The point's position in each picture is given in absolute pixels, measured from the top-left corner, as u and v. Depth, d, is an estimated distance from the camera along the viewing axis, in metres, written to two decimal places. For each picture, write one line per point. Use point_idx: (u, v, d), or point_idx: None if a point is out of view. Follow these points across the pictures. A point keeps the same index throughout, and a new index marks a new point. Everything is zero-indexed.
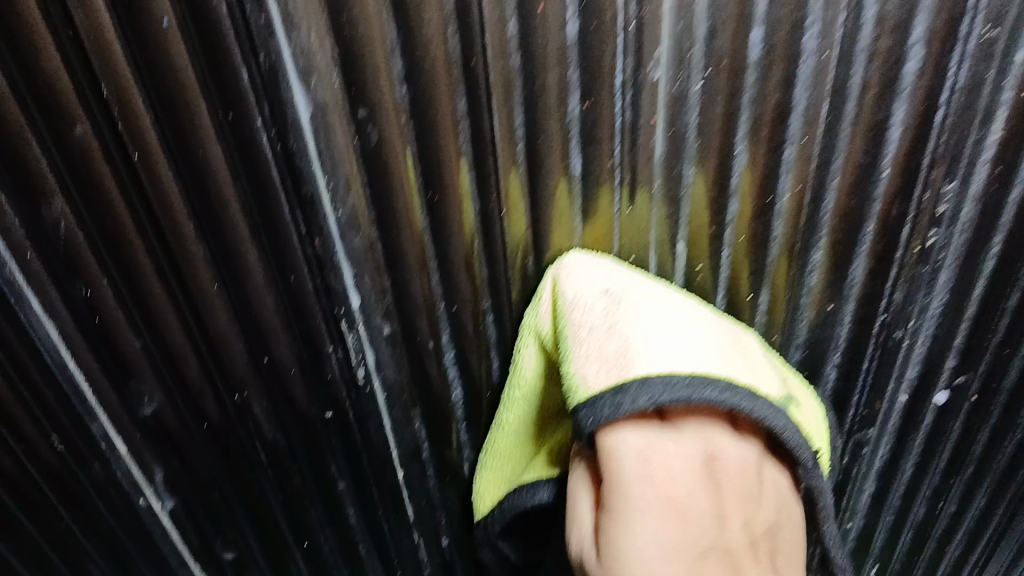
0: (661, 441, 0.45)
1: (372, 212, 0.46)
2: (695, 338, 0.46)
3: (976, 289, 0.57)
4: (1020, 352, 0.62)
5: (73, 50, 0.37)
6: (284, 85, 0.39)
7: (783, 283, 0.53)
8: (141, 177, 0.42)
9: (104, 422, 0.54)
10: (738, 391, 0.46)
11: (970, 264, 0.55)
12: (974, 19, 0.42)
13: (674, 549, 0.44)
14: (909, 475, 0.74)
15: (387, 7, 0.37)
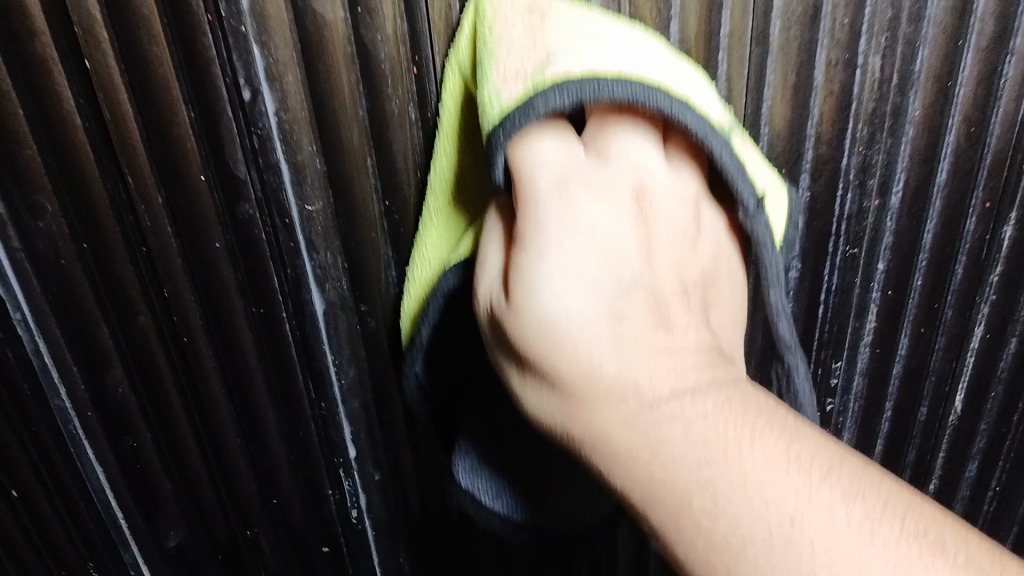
0: (588, 173, 0.39)
1: (368, 380, 0.58)
2: (634, 45, 0.40)
3: (877, 448, 0.67)
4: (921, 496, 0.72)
5: (143, 261, 0.48)
6: (305, 292, 0.51)
7: None
8: (186, 353, 0.52)
9: (135, 551, 0.62)
10: (673, 98, 0.39)
11: (868, 428, 0.65)
12: (836, 240, 0.54)
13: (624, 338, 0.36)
14: None
15: (385, 234, 0.50)
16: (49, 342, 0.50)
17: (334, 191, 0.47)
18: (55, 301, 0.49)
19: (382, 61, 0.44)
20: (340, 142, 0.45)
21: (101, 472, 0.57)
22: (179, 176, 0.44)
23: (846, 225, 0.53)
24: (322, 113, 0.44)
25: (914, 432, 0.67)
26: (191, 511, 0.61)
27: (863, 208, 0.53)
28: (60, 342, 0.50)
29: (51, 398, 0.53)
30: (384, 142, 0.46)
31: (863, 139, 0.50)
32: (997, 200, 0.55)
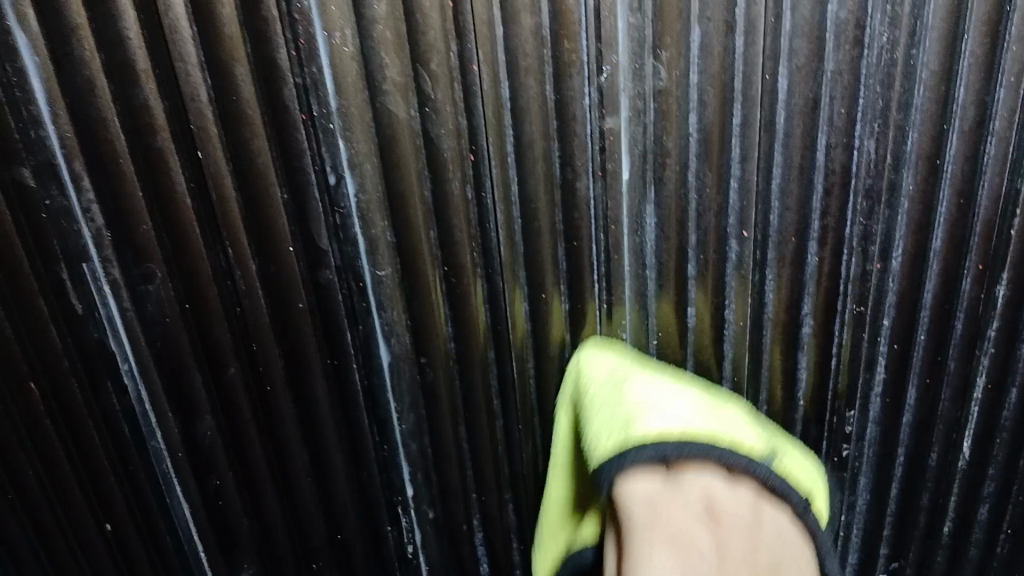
0: (664, 493, 0.49)
1: (426, 427, 0.63)
2: None
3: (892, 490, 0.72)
4: (939, 543, 0.76)
5: (236, 321, 0.55)
6: (374, 346, 0.58)
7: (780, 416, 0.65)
8: (267, 401, 0.59)
9: None
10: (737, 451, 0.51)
11: (884, 470, 0.71)
12: (844, 299, 0.61)
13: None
14: None
15: (444, 295, 0.57)
16: (148, 390, 0.57)
17: (401, 261, 0.54)
18: (156, 354, 0.56)
19: (445, 150, 0.50)
20: (407, 220, 0.52)
21: (187, 509, 0.63)
22: (271, 247, 0.52)
23: (853, 287, 0.60)
24: (393, 195, 0.51)
25: (927, 477, 0.71)
26: (264, 548, 0.67)
27: (867, 270, 0.59)
28: (159, 390, 0.57)
29: (149, 440, 0.60)
30: (445, 217, 0.53)
31: (862, 213, 0.57)
32: (990, 263, 0.61)
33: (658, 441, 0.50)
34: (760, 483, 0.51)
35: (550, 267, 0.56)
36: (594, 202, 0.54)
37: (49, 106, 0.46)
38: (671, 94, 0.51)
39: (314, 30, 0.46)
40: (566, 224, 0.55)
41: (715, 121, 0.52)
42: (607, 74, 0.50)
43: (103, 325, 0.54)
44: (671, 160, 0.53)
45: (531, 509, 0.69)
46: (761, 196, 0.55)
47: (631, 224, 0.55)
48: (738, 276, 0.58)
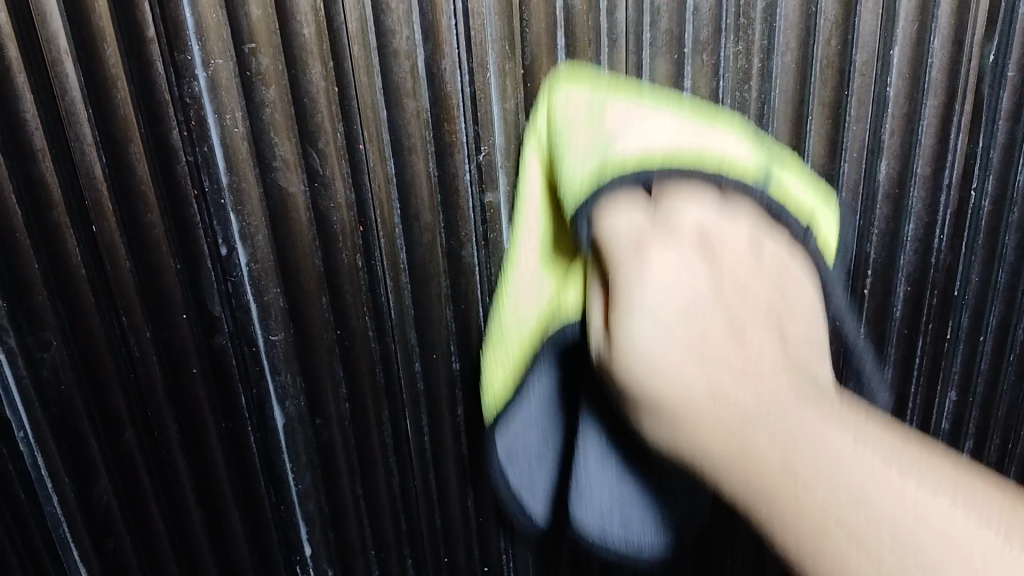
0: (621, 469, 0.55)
1: (322, 487, 0.65)
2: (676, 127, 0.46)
3: None
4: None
5: (132, 386, 0.56)
6: (269, 409, 0.60)
7: None
8: (163, 464, 0.60)
9: None
10: None
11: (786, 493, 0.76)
12: None
13: (712, 392, 0.35)
14: None
15: (338, 360, 0.59)
16: (45, 457, 0.57)
17: (294, 326, 0.57)
18: (52, 422, 0.56)
19: (334, 223, 0.53)
20: (299, 287, 0.55)
21: (85, 573, 0.62)
22: (166, 314, 0.54)
23: None
24: (286, 264, 0.54)
25: None
26: None
27: None
28: (55, 456, 0.57)
29: (45, 507, 0.59)
30: (336, 285, 0.56)
31: None
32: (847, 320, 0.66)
33: (607, 434, 0.55)
34: None
35: (439, 331, 0.60)
36: (478, 269, 0.58)
37: None
38: None
39: (205, 113, 0.49)
40: (452, 288, 0.58)
41: None
42: (485, 153, 0.53)
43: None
44: None
45: (428, 560, 0.71)
46: None
47: None
48: None
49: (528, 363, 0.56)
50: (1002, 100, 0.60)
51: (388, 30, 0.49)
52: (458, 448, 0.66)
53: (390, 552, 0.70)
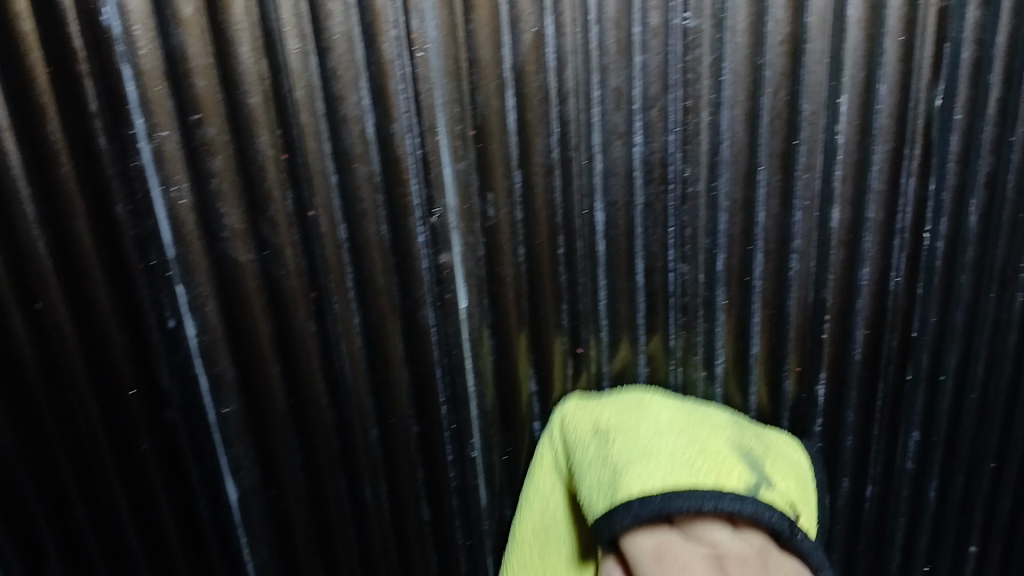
0: (671, 540, 0.51)
1: (279, 556, 0.63)
2: None
3: None
4: None
5: (80, 466, 0.55)
6: (222, 481, 0.59)
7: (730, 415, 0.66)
8: (114, 540, 0.58)
9: None
10: (729, 496, 0.52)
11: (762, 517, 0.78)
12: None
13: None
14: None
15: (292, 430, 0.58)
16: None
17: (247, 394, 0.56)
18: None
19: (286, 290, 0.52)
20: (251, 356, 0.54)
21: None
22: (114, 391, 0.53)
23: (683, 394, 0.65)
24: (235, 332, 0.53)
25: None
26: None
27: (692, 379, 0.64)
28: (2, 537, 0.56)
29: None
30: (289, 354, 0.55)
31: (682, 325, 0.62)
32: (805, 367, 0.66)
33: (641, 494, 0.52)
34: (769, 532, 0.52)
35: (396, 396, 0.58)
36: (434, 330, 0.57)
37: None
38: (500, 228, 0.54)
39: (150, 184, 0.47)
40: (408, 350, 0.57)
41: (542, 249, 0.56)
42: (438, 214, 0.52)
43: None
44: (507, 287, 0.57)
45: None
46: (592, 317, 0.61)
47: (471, 345, 0.59)
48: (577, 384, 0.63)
49: (585, 472, 0.57)
50: (950, 143, 0.61)
51: (335, 96, 0.48)
52: (421, 512, 0.65)
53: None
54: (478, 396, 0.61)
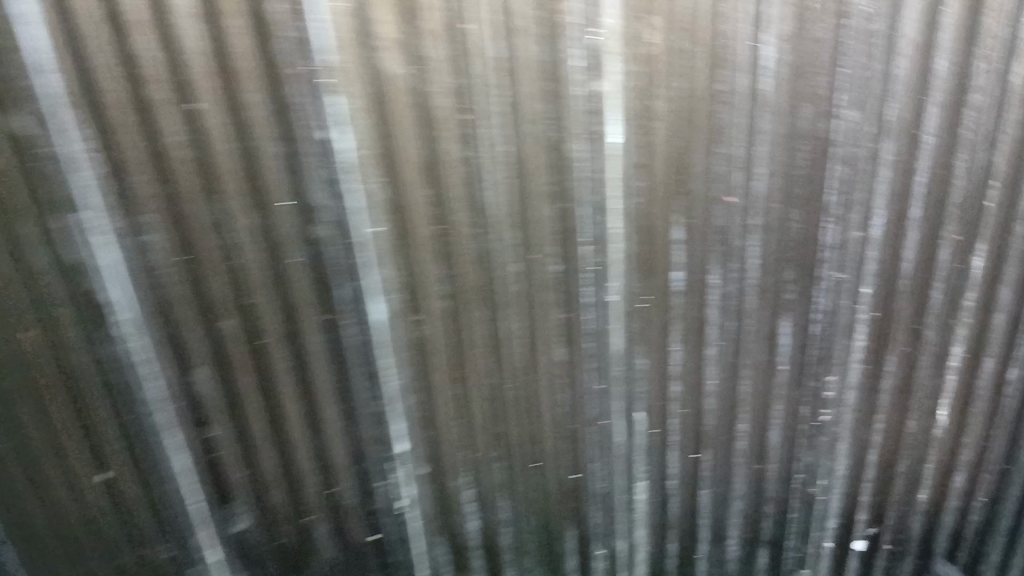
0: None
1: (417, 376, 0.65)
2: None
3: (875, 436, 0.74)
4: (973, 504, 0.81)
5: (246, 253, 0.56)
6: (369, 303, 0.60)
7: (917, 281, 0.66)
8: (262, 331, 0.60)
9: (200, 501, 0.69)
10: None
11: (926, 422, 0.74)
12: (825, 267, 0.63)
13: None
14: None
15: (437, 258, 0.59)
16: (140, 320, 0.58)
17: (397, 222, 0.57)
18: (151, 307, 0.57)
19: (438, 112, 0.53)
20: (401, 176, 0.55)
21: (165, 416, 0.64)
22: (264, 201, 0.54)
23: (835, 253, 0.63)
24: (388, 156, 0.54)
25: (909, 426, 0.74)
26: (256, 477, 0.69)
27: (848, 238, 0.62)
28: (146, 314, 0.58)
29: (133, 358, 0.60)
30: (437, 179, 0.56)
31: (846, 182, 0.60)
32: (967, 234, 0.64)
33: None
34: None
35: (540, 229, 0.59)
36: (583, 164, 0.56)
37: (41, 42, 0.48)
38: (658, 58, 0.54)
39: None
40: (557, 186, 0.57)
41: (701, 88, 0.55)
42: (594, 34, 0.52)
43: (98, 278, 0.56)
44: (658, 125, 0.56)
45: (518, 458, 0.72)
46: (745, 164, 0.58)
47: (621, 185, 0.58)
48: (723, 244, 0.61)
49: None
50: None
51: None
52: (555, 355, 0.66)
53: (481, 450, 0.71)
54: (624, 239, 0.60)
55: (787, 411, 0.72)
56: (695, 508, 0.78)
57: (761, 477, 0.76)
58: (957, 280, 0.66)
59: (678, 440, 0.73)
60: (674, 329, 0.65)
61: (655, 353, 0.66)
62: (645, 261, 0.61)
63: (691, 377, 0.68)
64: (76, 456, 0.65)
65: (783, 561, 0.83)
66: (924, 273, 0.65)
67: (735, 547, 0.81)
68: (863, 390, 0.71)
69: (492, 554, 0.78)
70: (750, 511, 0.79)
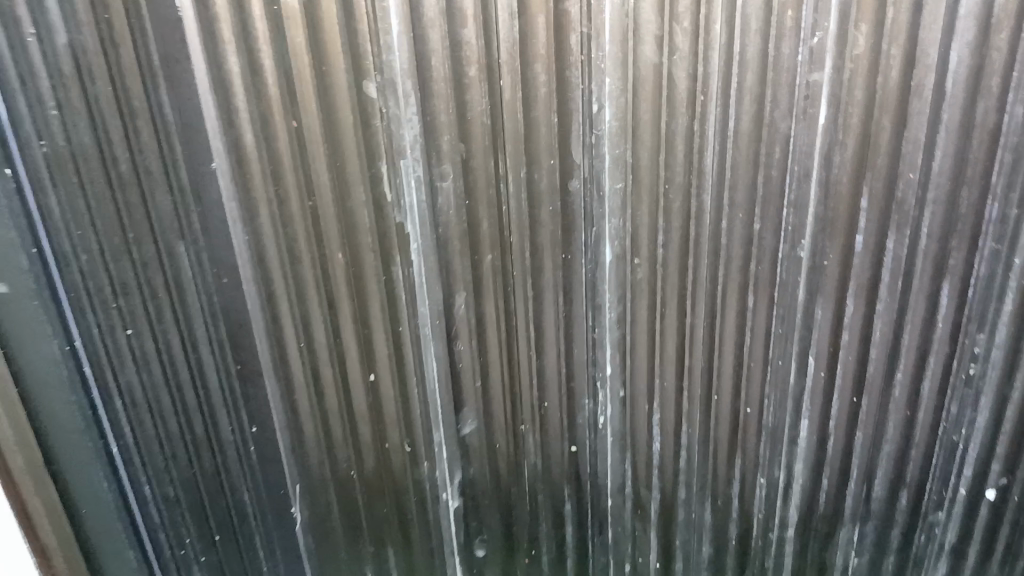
0: None
1: (630, 313, 0.80)
2: None
3: (1015, 393, 0.85)
4: None
5: (514, 198, 0.73)
6: (602, 247, 0.76)
7: None
8: (514, 264, 0.77)
9: (439, 405, 0.86)
10: None
11: None
12: (987, 238, 0.75)
13: None
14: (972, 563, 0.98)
15: (657, 214, 0.74)
16: (424, 247, 0.76)
17: (630, 182, 0.72)
18: (434, 238, 0.75)
19: (678, 94, 0.68)
20: (639, 143, 0.70)
21: (428, 329, 0.81)
22: (536, 157, 0.71)
23: (994, 227, 0.74)
24: (632, 128, 0.70)
25: None
26: (485, 389, 0.85)
27: (1008, 214, 0.73)
28: (431, 242, 0.75)
29: (413, 278, 0.78)
30: (669, 148, 0.71)
31: (1008, 166, 0.71)
32: None
33: None
34: None
35: (746, 193, 0.73)
36: (792, 139, 0.70)
37: (395, 28, 0.66)
38: (863, 57, 0.66)
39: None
40: (764, 158, 0.71)
41: (896, 84, 0.67)
42: (819, 36, 0.65)
43: (401, 212, 0.74)
44: (854, 112, 0.68)
45: (699, 394, 0.85)
46: (925, 146, 0.70)
47: (821, 158, 0.71)
48: (899, 214, 0.73)
49: None
50: None
51: None
52: (744, 300, 0.79)
53: (669, 381, 0.85)
54: (817, 204, 0.73)
55: (939, 364, 0.83)
56: (849, 447, 0.89)
57: (910, 425, 0.88)
58: None
59: (840, 384, 0.84)
60: (848, 285, 0.77)
61: (831, 305, 0.79)
62: (828, 226, 0.74)
63: (857, 329, 0.80)
64: (354, 358, 0.83)
65: (919, 501, 0.94)
66: None
67: (880, 487, 0.93)
68: (1009, 351, 0.81)
69: (667, 476, 0.92)
70: (896, 453, 0.90)
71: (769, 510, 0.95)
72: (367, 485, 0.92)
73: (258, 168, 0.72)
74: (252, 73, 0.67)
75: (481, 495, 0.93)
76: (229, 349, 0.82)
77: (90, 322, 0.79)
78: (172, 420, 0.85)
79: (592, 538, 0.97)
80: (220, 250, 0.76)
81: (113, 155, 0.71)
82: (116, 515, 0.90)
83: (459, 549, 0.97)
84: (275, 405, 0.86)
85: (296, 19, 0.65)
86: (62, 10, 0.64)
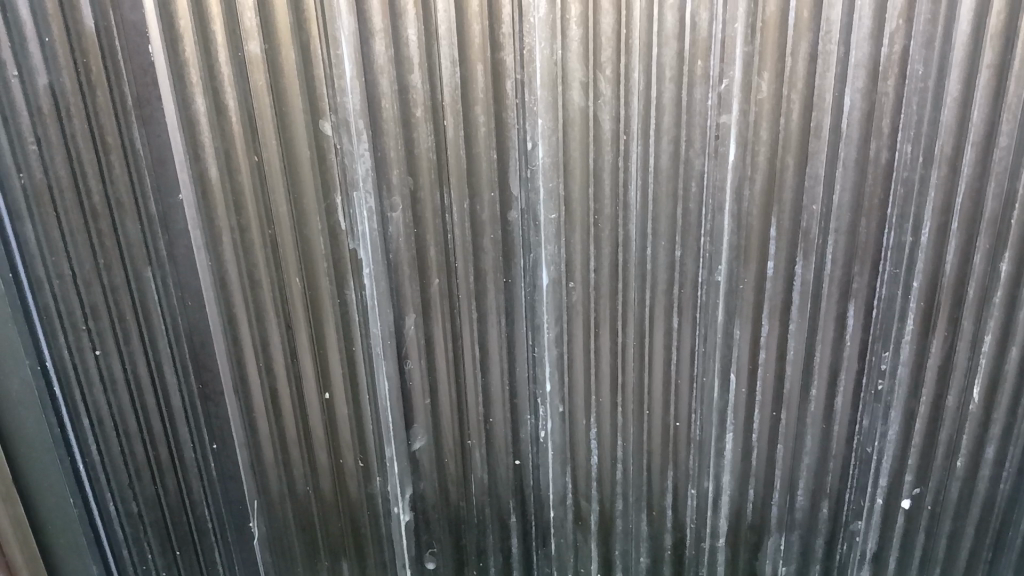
0: None
1: (566, 333, 0.87)
2: None
3: (920, 407, 0.92)
4: (1001, 476, 0.97)
5: (458, 226, 0.80)
6: (540, 272, 0.83)
7: (955, 281, 0.84)
8: (458, 288, 0.84)
9: (390, 421, 0.92)
10: None
11: (962, 399, 0.92)
12: (885, 263, 0.83)
13: None
14: (894, 572, 1.04)
15: (589, 241, 0.81)
16: (375, 271, 0.82)
17: (564, 212, 0.80)
18: (386, 263, 0.82)
19: (605, 132, 0.76)
20: (571, 175, 0.78)
21: (380, 349, 0.87)
22: (477, 189, 0.78)
23: (891, 252, 0.82)
24: (564, 162, 0.77)
25: (947, 401, 0.92)
26: (433, 406, 0.91)
27: (902, 241, 0.81)
28: (381, 266, 0.82)
29: (366, 301, 0.84)
30: (598, 181, 0.78)
31: (900, 199, 0.79)
32: (996, 243, 0.82)
33: None
34: None
35: (668, 222, 0.80)
36: (706, 174, 0.78)
37: (348, 72, 0.73)
38: (766, 101, 0.74)
39: (534, 45, 0.73)
40: (682, 190, 0.79)
41: (796, 124, 0.75)
42: (726, 83, 0.74)
43: (354, 239, 0.81)
44: (761, 150, 0.76)
45: (631, 410, 0.92)
46: (825, 181, 0.78)
47: (734, 190, 0.79)
48: (806, 241, 0.81)
49: None
50: None
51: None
52: (670, 321, 0.86)
53: (604, 397, 0.91)
54: (732, 233, 0.81)
55: (850, 381, 0.90)
56: (772, 458, 0.96)
57: (827, 437, 0.94)
58: (987, 277, 0.84)
59: (761, 399, 0.91)
60: (763, 307, 0.85)
61: (748, 325, 0.86)
62: (742, 251, 0.82)
63: (773, 346, 0.88)
64: (310, 378, 0.89)
65: (841, 513, 0.99)
66: (963, 274, 0.84)
67: (802, 496, 0.98)
68: (912, 366, 0.89)
69: (605, 489, 0.97)
70: (817, 466, 0.96)
71: (700, 520, 1.00)
72: (322, 500, 0.96)
73: (222, 199, 0.78)
74: (217, 111, 0.74)
75: (429, 509, 0.98)
76: (191, 369, 0.87)
77: (61, 343, 0.84)
78: (137, 440, 0.90)
79: (536, 552, 1.02)
80: (185, 274, 0.82)
81: (87, 186, 0.76)
82: (79, 532, 0.93)
83: (410, 563, 1.02)
84: (235, 423, 0.91)
85: (257, 62, 0.72)
86: (43, 53, 0.71)
